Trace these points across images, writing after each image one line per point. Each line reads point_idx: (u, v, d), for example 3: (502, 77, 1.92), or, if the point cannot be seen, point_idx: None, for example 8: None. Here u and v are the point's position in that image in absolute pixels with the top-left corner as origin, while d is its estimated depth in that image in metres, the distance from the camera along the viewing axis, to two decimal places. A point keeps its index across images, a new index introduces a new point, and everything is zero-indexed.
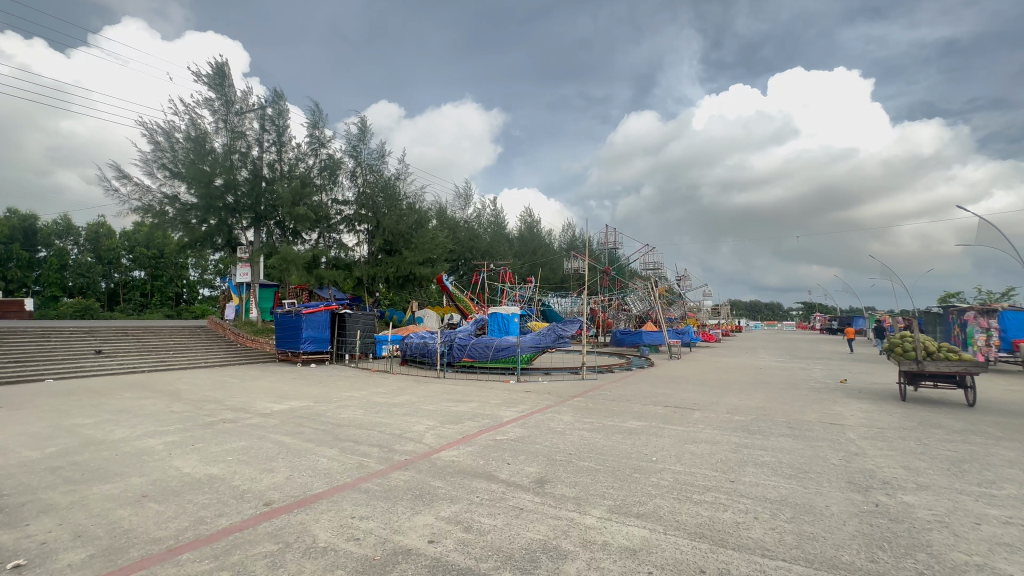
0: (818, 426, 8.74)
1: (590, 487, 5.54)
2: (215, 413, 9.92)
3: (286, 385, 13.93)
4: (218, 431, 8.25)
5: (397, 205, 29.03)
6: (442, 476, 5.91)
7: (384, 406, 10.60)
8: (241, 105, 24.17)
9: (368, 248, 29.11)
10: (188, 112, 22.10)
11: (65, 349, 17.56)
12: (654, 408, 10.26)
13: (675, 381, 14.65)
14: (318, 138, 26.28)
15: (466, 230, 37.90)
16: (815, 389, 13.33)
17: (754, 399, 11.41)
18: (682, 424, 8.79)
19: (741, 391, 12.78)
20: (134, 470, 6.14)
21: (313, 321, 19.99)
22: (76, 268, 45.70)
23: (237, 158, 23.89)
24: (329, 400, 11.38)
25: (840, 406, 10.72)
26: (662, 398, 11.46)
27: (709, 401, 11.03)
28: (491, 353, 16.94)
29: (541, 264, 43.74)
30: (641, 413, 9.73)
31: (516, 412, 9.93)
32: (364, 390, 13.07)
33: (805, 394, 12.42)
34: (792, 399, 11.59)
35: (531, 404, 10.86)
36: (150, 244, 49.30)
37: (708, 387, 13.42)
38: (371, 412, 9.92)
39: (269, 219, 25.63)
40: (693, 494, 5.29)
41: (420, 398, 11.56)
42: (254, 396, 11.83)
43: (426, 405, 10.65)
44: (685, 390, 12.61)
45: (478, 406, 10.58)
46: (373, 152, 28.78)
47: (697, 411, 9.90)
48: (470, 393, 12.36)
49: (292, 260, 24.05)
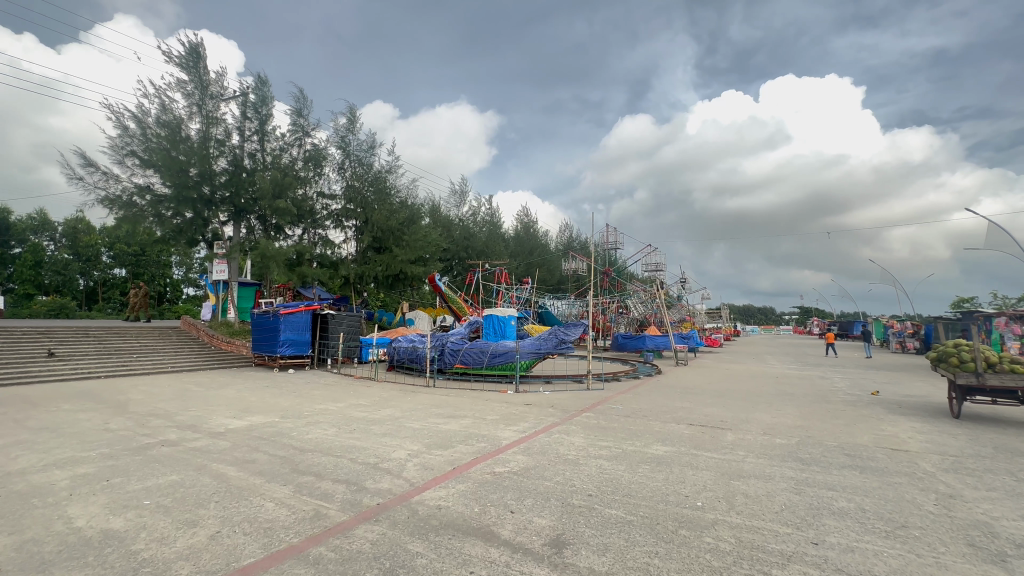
0: (879, 453, 7.31)
1: (626, 555, 4.03)
2: (157, 433, 8.27)
3: (253, 396, 12.31)
4: (150, 459, 6.65)
5: (387, 200, 27.42)
6: (423, 534, 4.36)
7: (362, 423, 9.03)
8: (218, 89, 22.43)
9: (356, 245, 27.48)
10: (159, 95, 20.38)
11: (11, 352, 15.80)
12: (678, 428, 8.80)
13: (691, 392, 13.21)
14: (302, 126, 24.69)
15: (460, 228, 36.52)
16: (849, 403, 11.93)
17: (788, 416, 9.97)
18: (717, 451, 7.33)
19: (769, 405, 11.35)
20: (5, 523, 4.54)
21: (292, 322, 18.30)
22: (53, 265, 43.54)
23: (214, 146, 22.28)
24: (298, 415, 9.79)
25: (890, 425, 9.29)
26: (683, 414, 9.97)
27: (738, 419, 9.60)
28: (486, 359, 15.42)
29: (537, 263, 42.27)
30: (665, 434, 8.24)
31: (517, 432, 8.40)
32: (343, 401, 11.51)
33: (841, 409, 10.98)
34: (830, 416, 10.15)
35: (533, 421, 9.31)
36: (131, 242, 47.29)
37: (730, 400, 12.00)
38: (344, 431, 8.37)
39: (250, 212, 24.01)
40: (770, 569, 3.79)
41: (404, 413, 10.00)
42: (211, 410, 10.19)
43: (411, 422, 9.10)
44: (706, 404, 11.15)
45: (471, 424, 9.04)
46: (363, 144, 27.08)
47: (730, 432, 8.46)
48: (462, 406, 10.80)
49: (271, 256, 22.37)
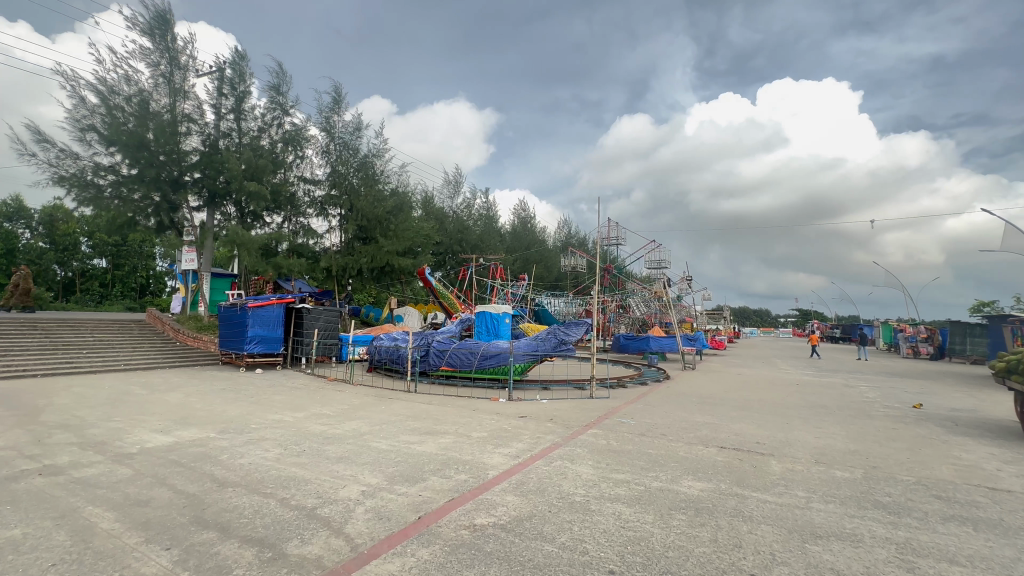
0: (977, 495, 5.64)
1: None
2: (47, 453, 6.46)
3: (201, 401, 10.48)
4: (5, 498, 4.85)
5: (374, 186, 25.45)
6: None
7: (314, 443, 7.22)
8: (189, 61, 20.50)
9: (341, 236, 25.62)
10: (120, 64, 18.38)
11: None
12: (708, 453, 7.12)
13: (710, 403, 11.50)
14: (281, 104, 22.82)
15: (455, 220, 34.82)
16: (894, 418, 10.25)
17: (837, 437, 8.28)
18: (767, 490, 5.63)
19: (806, 422, 9.63)
20: None
21: (261, 317, 16.46)
22: (28, 253, 41.34)
23: (185, 123, 20.38)
24: (242, 429, 7.99)
25: (964, 451, 7.58)
26: (709, 434, 8.27)
27: (778, 441, 7.92)
28: (476, 361, 13.68)
29: (535, 259, 40.56)
30: (695, 464, 6.54)
31: (508, 457, 6.66)
32: (304, 410, 9.72)
33: (892, 428, 9.30)
34: (885, 437, 8.46)
35: (528, 440, 7.58)
36: (111, 231, 45.00)
37: (758, 414, 10.33)
38: (291, 455, 6.61)
39: (225, 197, 22.16)
40: None
41: (373, 427, 8.26)
42: (138, 421, 8.35)
43: (376, 442, 7.32)
44: (732, 421, 9.46)
45: (453, 445, 7.29)
46: (348, 126, 25.20)
47: (775, 462, 6.74)
48: (444, 419, 9.06)
49: (243, 244, 20.47)
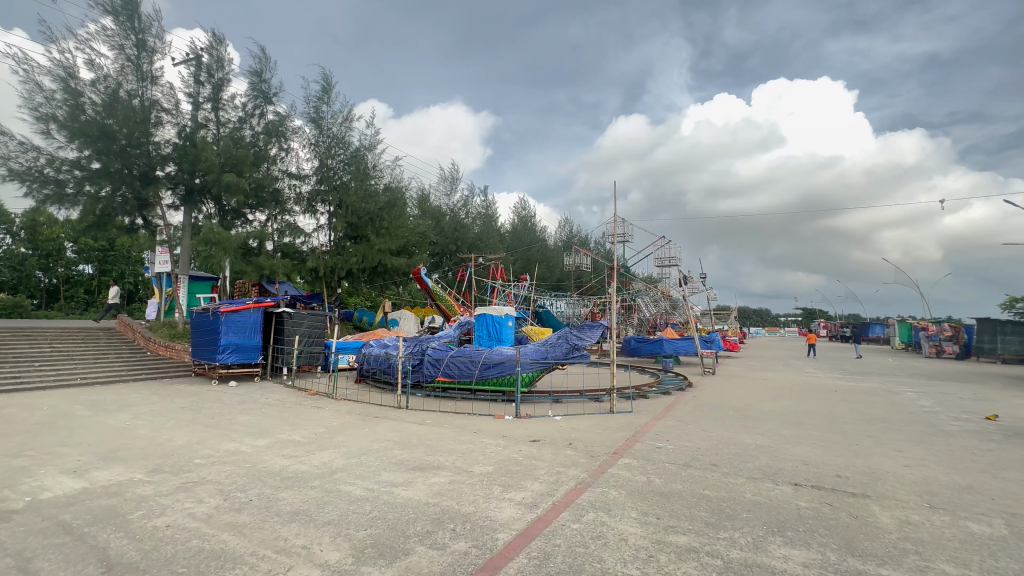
0: None
1: None
2: None
3: (149, 425, 8.75)
4: None
5: (366, 181, 23.76)
6: None
7: (267, 488, 5.49)
8: (160, 45, 18.86)
9: (330, 235, 23.89)
10: (81, 46, 16.67)
11: None
12: (784, 496, 5.40)
13: (752, 418, 9.79)
14: (263, 92, 21.14)
15: (452, 218, 33.06)
16: (978, 435, 8.53)
17: (932, 467, 6.56)
18: (900, 564, 3.89)
19: (878, 442, 7.94)
20: None
21: (235, 323, 14.74)
22: (8, 259, 39.63)
23: (156, 113, 18.71)
24: (180, 467, 6.24)
25: None
26: (773, 464, 6.55)
27: (863, 474, 6.19)
28: (476, 371, 11.99)
29: (536, 258, 38.85)
30: (778, 517, 4.80)
31: (523, 509, 4.93)
32: (269, 437, 7.99)
33: (985, 448, 7.64)
34: (992, 464, 6.74)
35: (545, 479, 5.85)
36: (97, 237, 43.13)
37: (815, 432, 8.61)
38: (229, 510, 4.86)
39: (203, 193, 20.40)
40: None
41: (348, 462, 6.52)
42: (50, 458, 6.58)
43: (348, 485, 5.59)
44: (790, 443, 7.74)
45: (451, 488, 5.55)
46: (337, 116, 23.49)
47: (881, 511, 5.00)
48: (437, 447, 7.32)
49: (221, 243, 18.70)
